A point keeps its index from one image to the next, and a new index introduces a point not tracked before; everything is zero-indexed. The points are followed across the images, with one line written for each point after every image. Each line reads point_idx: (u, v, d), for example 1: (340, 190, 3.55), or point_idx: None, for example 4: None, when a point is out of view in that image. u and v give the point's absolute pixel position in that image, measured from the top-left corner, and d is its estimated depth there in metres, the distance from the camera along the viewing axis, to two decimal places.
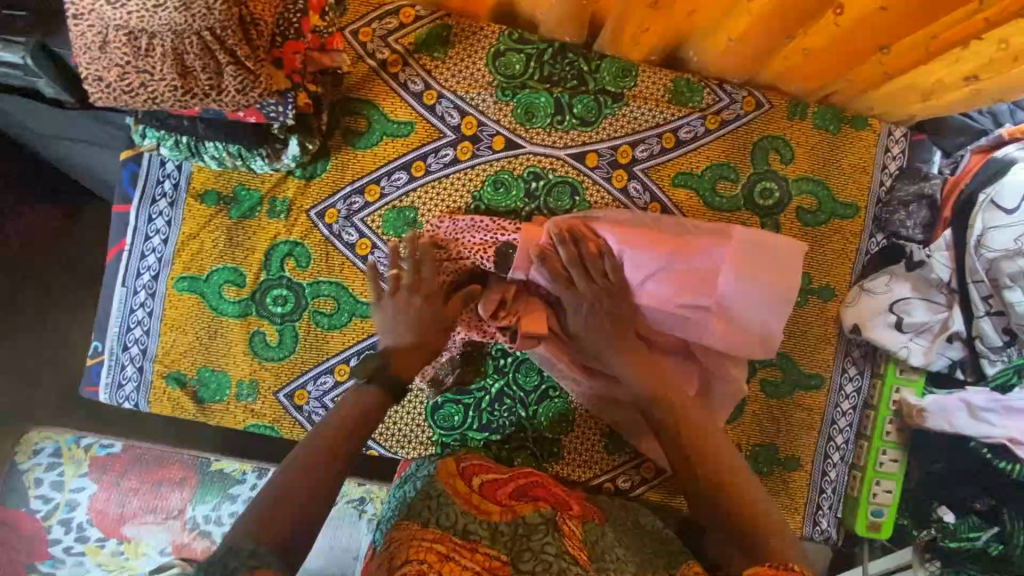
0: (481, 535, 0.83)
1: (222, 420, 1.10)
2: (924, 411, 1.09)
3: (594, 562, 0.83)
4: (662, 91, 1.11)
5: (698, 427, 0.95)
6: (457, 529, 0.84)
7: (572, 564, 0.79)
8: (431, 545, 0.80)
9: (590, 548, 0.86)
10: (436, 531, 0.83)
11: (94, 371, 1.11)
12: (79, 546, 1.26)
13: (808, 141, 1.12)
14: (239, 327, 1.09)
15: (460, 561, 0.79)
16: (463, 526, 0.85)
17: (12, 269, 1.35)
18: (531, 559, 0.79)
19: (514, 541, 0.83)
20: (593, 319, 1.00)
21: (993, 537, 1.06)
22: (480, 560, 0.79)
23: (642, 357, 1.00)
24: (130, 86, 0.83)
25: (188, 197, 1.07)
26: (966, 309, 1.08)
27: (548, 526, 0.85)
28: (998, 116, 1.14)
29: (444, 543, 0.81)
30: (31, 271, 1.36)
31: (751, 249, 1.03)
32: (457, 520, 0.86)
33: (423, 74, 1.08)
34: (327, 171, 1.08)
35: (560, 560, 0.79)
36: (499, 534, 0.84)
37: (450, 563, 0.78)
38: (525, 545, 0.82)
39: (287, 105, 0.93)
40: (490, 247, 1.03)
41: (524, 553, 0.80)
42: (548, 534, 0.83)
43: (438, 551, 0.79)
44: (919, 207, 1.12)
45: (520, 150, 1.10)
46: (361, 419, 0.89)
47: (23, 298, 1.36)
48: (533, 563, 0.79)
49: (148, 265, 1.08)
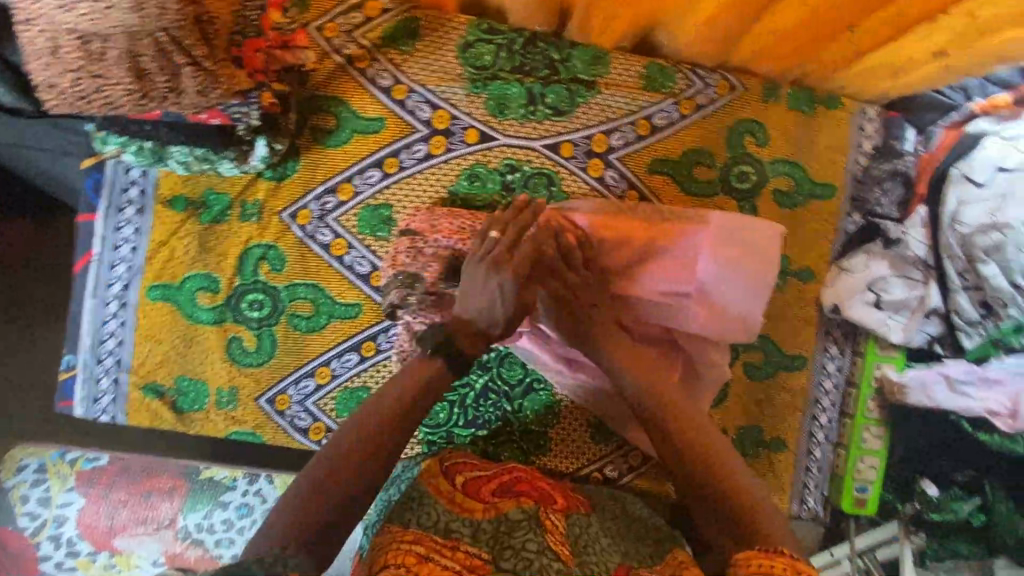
0: (462, 534, 0.84)
1: (203, 429, 1.08)
2: (903, 386, 1.11)
3: (577, 556, 0.82)
4: (635, 77, 1.10)
5: (687, 417, 0.94)
6: (438, 529, 0.85)
7: (553, 559, 0.79)
8: (410, 548, 0.80)
9: (573, 542, 0.86)
10: (416, 532, 0.84)
11: (67, 386, 1.08)
12: (71, 561, 1.28)
13: (783, 123, 1.12)
14: (215, 334, 1.07)
15: (440, 561, 0.78)
16: (445, 525, 0.86)
17: None
18: (512, 556, 0.79)
19: (495, 539, 0.83)
20: (576, 315, 1.00)
21: (975, 508, 1.12)
22: (460, 559, 0.79)
23: (628, 348, 0.99)
24: (84, 92, 0.80)
25: (156, 204, 1.05)
26: (943, 284, 1.09)
27: (530, 522, 0.84)
28: (969, 90, 1.10)
29: (423, 544, 0.81)
30: None
31: (728, 233, 1.03)
32: (438, 520, 0.87)
33: (391, 69, 1.06)
34: (298, 171, 1.06)
35: (541, 556, 0.79)
36: (480, 532, 0.85)
37: (428, 563, 0.77)
38: (506, 542, 0.82)
39: (250, 105, 0.95)
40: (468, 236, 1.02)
41: (506, 551, 0.80)
42: (530, 531, 0.82)
43: (416, 553, 0.79)
44: (893, 184, 1.13)
45: (494, 142, 1.09)
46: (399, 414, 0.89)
47: None
48: (514, 560, 0.79)
49: (119, 274, 1.06)
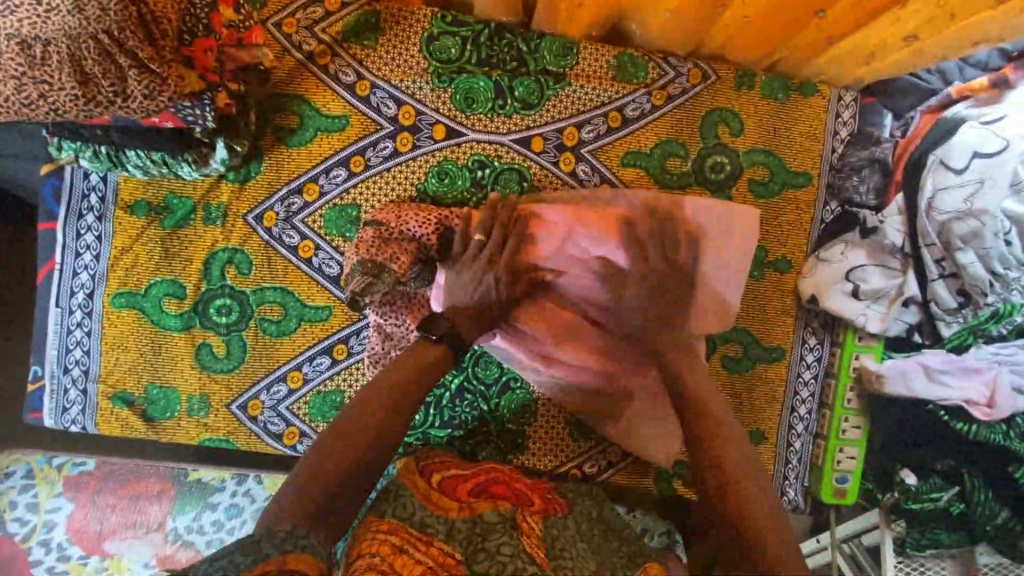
0: (437, 530, 0.82)
1: (175, 436, 1.07)
2: (882, 376, 1.08)
3: (552, 560, 0.81)
4: (606, 67, 1.07)
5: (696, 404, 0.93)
6: (415, 521, 0.83)
7: (528, 563, 0.78)
8: (385, 538, 0.78)
9: (550, 545, 0.85)
10: (393, 521, 0.82)
11: (35, 397, 1.06)
12: (62, 565, 1.28)
13: (758, 111, 1.10)
14: (183, 340, 1.05)
15: (414, 554, 0.77)
16: (420, 518, 0.83)
17: None
18: (486, 559, 0.77)
19: (469, 540, 0.81)
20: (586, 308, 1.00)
21: (954, 497, 1.10)
22: (433, 555, 0.77)
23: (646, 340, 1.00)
24: (29, 99, 0.77)
25: (117, 209, 1.03)
26: (921, 273, 1.08)
27: (505, 525, 0.83)
28: (947, 74, 1.14)
29: (399, 534, 0.79)
30: None
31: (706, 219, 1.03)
32: (414, 512, 0.84)
33: (354, 64, 1.03)
34: (262, 172, 1.04)
35: (516, 559, 0.77)
36: (455, 532, 0.83)
37: (403, 556, 0.76)
38: (480, 545, 0.79)
39: (204, 106, 0.88)
40: (432, 232, 1.00)
41: (479, 553, 0.78)
42: (505, 534, 0.81)
43: (392, 543, 0.77)
44: (871, 171, 1.11)
45: (462, 138, 1.06)
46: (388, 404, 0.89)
47: None
48: (488, 563, 0.77)
49: (81, 282, 1.04)
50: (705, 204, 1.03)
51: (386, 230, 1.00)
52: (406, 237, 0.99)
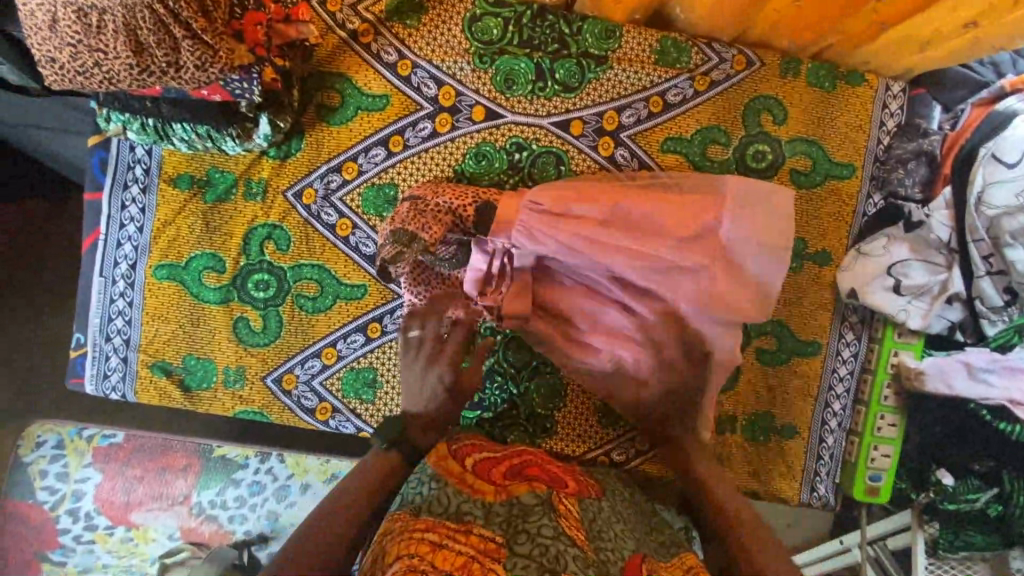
0: (476, 516, 0.81)
1: (211, 407, 1.09)
2: (922, 373, 1.06)
3: (592, 540, 0.82)
4: (648, 51, 1.06)
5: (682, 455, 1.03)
6: (449, 513, 0.82)
7: (569, 544, 0.78)
8: (423, 535, 0.76)
9: (588, 526, 0.85)
10: (428, 518, 0.80)
11: (78, 363, 1.09)
12: (89, 534, 1.32)
13: (802, 100, 1.08)
14: (221, 313, 1.07)
15: (454, 547, 0.75)
16: (457, 507, 0.83)
17: (13, 261, 1.42)
18: (527, 541, 0.77)
19: (508, 521, 0.81)
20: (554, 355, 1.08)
21: (993, 498, 1.07)
22: (474, 543, 0.76)
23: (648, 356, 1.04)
24: (84, 67, 0.79)
25: (161, 182, 1.04)
26: (966, 269, 1.05)
27: (544, 508, 0.83)
28: (1000, 66, 1.10)
29: (436, 530, 0.78)
30: (37, 266, 1.42)
31: (745, 200, 0.99)
32: (449, 504, 0.84)
33: (396, 44, 1.03)
34: (302, 150, 1.05)
35: (558, 542, 0.77)
36: (493, 515, 0.82)
37: (442, 552, 0.74)
38: (521, 526, 0.79)
39: (251, 80, 0.88)
40: (470, 206, 0.99)
41: (520, 535, 0.78)
42: (544, 516, 0.81)
43: (430, 541, 0.75)
44: (918, 164, 1.08)
45: (501, 120, 1.06)
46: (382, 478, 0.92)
47: (25, 293, 1.43)
48: (529, 545, 0.77)
49: (125, 253, 1.06)
50: (742, 194, 0.99)
51: (422, 203, 0.99)
52: (440, 208, 0.98)
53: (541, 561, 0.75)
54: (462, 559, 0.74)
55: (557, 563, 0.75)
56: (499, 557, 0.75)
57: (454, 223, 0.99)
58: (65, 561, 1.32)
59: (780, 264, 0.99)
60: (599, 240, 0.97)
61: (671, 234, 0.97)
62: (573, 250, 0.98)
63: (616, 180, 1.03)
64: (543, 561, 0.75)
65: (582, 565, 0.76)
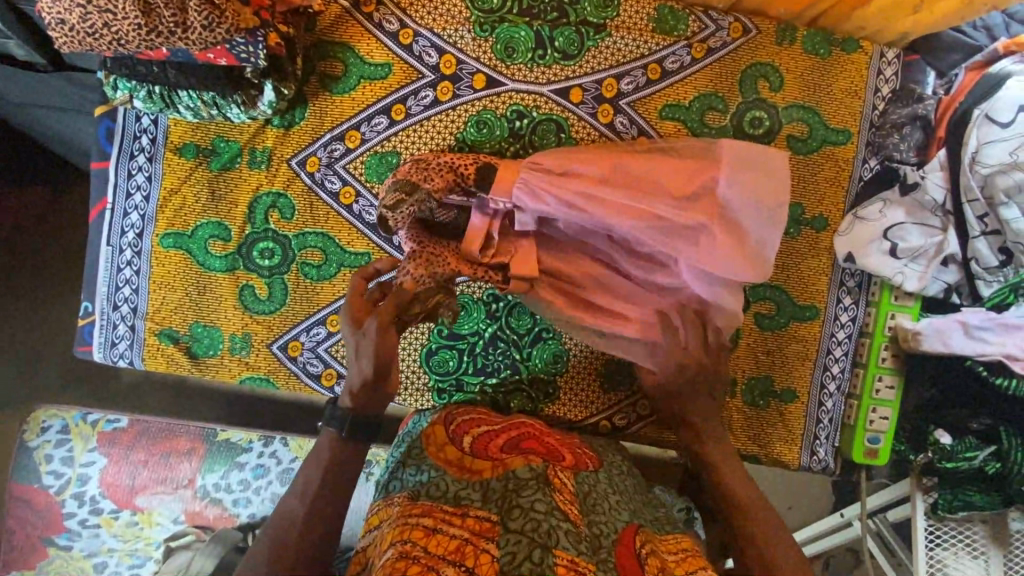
0: (473, 499, 0.81)
1: (218, 374, 1.10)
2: (919, 334, 1.07)
3: (586, 515, 0.81)
4: (646, 19, 1.07)
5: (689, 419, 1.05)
6: (448, 497, 0.82)
7: (561, 519, 0.75)
8: (417, 521, 0.77)
9: (582, 500, 0.84)
10: (425, 504, 0.81)
11: (86, 331, 1.11)
12: (94, 518, 1.33)
13: (798, 67, 1.09)
14: (227, 281, 1.08)
15: (448, 531, 0.76)
16: (455, 493, 0.82)
17: (14, 242, 1.42)
18: (521, 516, 0.75)
19: (504, 498, 0.79)
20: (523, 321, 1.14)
21: (991, 455, 1.06)
22: (469, 526, 0.77)
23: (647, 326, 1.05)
24: (93, 28, 0.80)
25: (166, 151, 1.06)
26: (961, 230, 1.06)
27: (538, 482, 0.81)
28: (993, 30, 1.12)
29: (432, 516, 0.78)
30: (39, 248, 1.43)
31: (750, 158, 0.99)
32: (448, 488, 0.84)
33: (397, 13, 1.05)
34: (305, 119, 1.07)
35: (550, 517, 0.74)
36: (490, 493, 0.81)
37: (437, 536, 0.75)
38: (514, 501, 0.77)
39: (257, 44, 0.89)
40: (472, 165, 1.00)
41: (513, 511, 0.76)
42: (538, 490, 0.78)
43: (424, 527, 0.76)
44: (913, 129, 1.10)
45: (502, 88, 1.08)
46: (339, 463, 0.87)
47: (29, 277, 1.44)
48: (522, 521, 0.74)
49: (132, 222, 1.07)
50: (738, 154, 0.99)
51: (425, 163, 1.01)
52: (443, 167, 1.00)
53: (532, 536, 0.72)
54: (456, 543, 0.74)
55: (549, 538, 0.72)
56: (493, 536, 0.75)
57: (457, 182, 1.00)
58: (70, 546, 1.32)
59: (776, 227, 0.98)
60: (603, 197, 0.98)
61: (671, 196, 0.98)
62: (572, 209, 0.98)
63: (617, 147, 1.04)
64: (534, 536, 0.72)
65: (574, 540, 0.73)
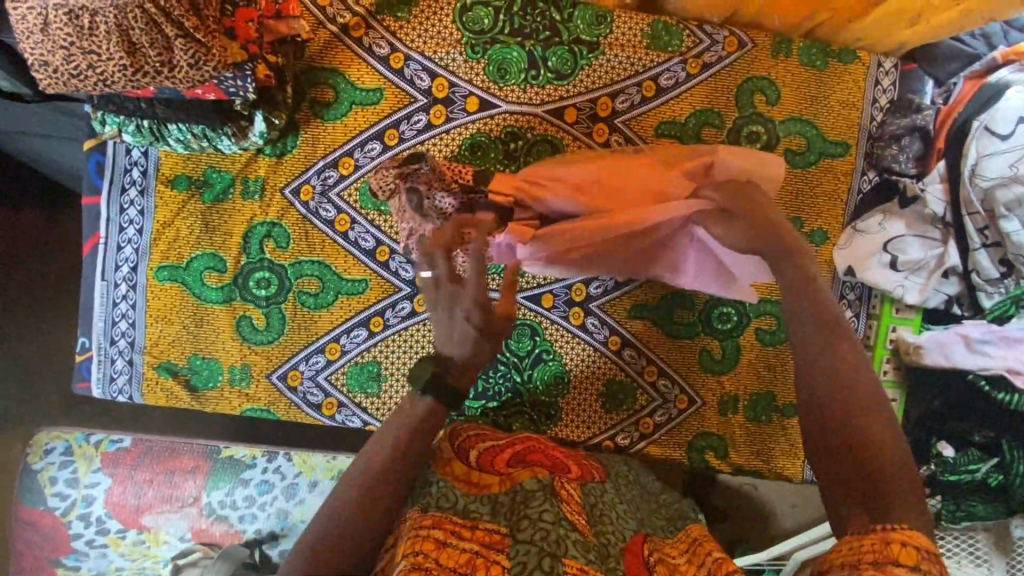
0: (482, 512, 0.79)
1: (217, 406, 1.10)
2: (920, 347, 1.08)
3: (592, 526, 0.80)
4: (639, 36, 1.06)
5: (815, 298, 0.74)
6: (458, 509, 0.79)
7: (570, 529, 0.76)
8: (428, 532, 0.73)
9: (589, 512, 0.83)
10: (435, 515, 0.77)
11: (83, 367, 1.10)
12: (102, 538, 1.33)
13: (794, 80, 1.08)
14: (224, 312, 1.07)
15: (459, 545, 0.73)
16: (464, 506, 0.80)
17: (7, 270, 1.41)
18: (529, 527, 0.75)
19: (513, 510, 0.79)
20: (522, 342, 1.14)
21: (993, 468, 1.06)
22: (480, 538, 0.75)
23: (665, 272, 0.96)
24: (77, 69, 0.78)
25: (158, 184, 1.05)
26: (961, 242, 1.06)
27: (545, 493, 0.81)
28: (991, 38, 1.11)
29: (442, 527, 0.75)
30: (32, 276, 1.42)
31: (753, 154, 0.94)
32: (457, 500, 0.81)
33: (387, 36, 1.03)
34: (297, 147, 1.05)
35: (558, 527, 0.75)
36: (499, 507, 0.81)
37: (448, 549, 0.71)
38: (523, 512, 0.77)
39: (246, 78, 0.88)
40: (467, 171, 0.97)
41: (523, 522, 0.76)
42: (546, 501, 0.79)
43: (436, 538, 0.72)
44: (912, 140, 1.09)
45: (495, 110, 1.06)
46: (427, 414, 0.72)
47: (23, 304, 1.42)
48: (531, 530, 0.74)
49: (126, 256, 1.06)
50: (737, 158, 0.93)
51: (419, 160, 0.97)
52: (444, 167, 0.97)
53: (542, 545, 0.72)
54: (466, 556, 0.71)
55: (557, 547, 0.72)
56: (504, 547, 0.74)
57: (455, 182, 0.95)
58: (79, 566, 1.33)
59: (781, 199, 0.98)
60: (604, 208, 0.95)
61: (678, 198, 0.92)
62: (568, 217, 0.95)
63: (605, 156, 1.00)
64: (544, 546, 0.72)
65: (583, 549, 0.74)
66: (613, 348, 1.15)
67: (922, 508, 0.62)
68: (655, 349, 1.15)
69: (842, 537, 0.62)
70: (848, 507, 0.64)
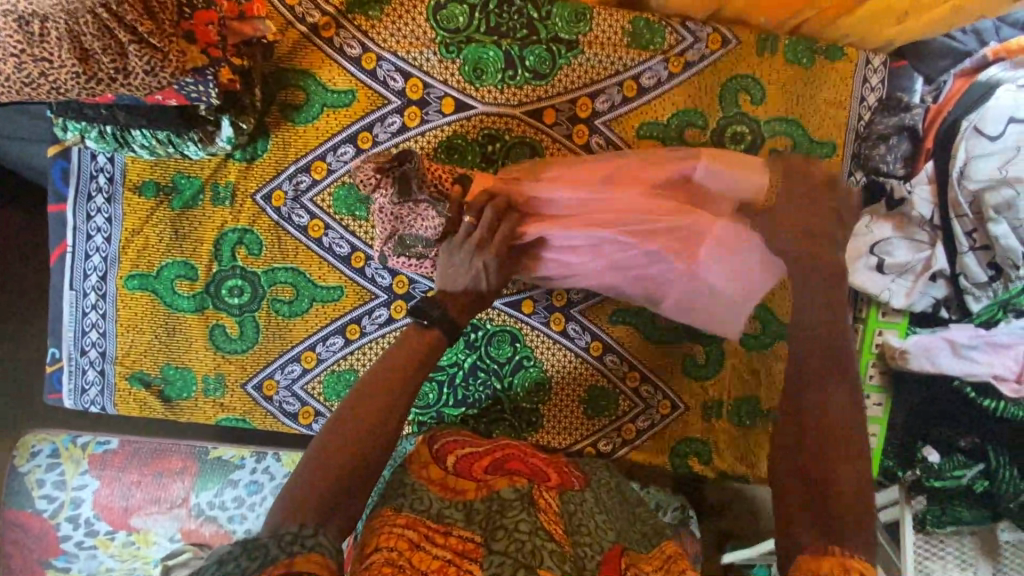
0: (456, 518, 0.76)
1: (193, 416, 1.08)
2: (906, 352, 1.05)
3: (569, 536, 0.77)
4: (620, 34, 1.02)
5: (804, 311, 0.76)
6: (431, 513, 0.76)
7: (546, 539, 0.72)
8: (402, 531, 0.73)
9: (567, 520, 0.80)
10: (409, 515, 0.75)
11: (55, 378, 1.08)
12: (91, 540, 1.31)
13: (780, 78, 1.05)
14: (196, 321, 1.05)
15: (431, 550, 0.71)
16: (437, 510, 0.77)
17: None
18: (504, 538, 0.72)
19: (488, 519, 0.75)
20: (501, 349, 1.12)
21: (979, 474, 1.05)
22: (452, 545, 0.72)
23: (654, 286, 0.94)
24: (29, 77, 0.74)
25: (126, 191, 1.02)
26: (949, 245, 1.03)
27: (523, 502, 0.77)
28: (983, 34, 1.08)
29: (415, 529, 0.73)
30: None
31: (736, 158, 0.91)
32: (431, 504, 0.78)
33: (359, 36, 1.00)
34: (268, 151, 1.03)
35: (534, 537, 0.72)
36: (474, 514, 0.77)
37: (420, 552, 0.70)
38: (498, 522, 0.74)
39: (208, 83, 0.86)
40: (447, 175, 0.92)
41: (497, 532, 0.73)
42: (523, 510, 0.75)
43: (409, 539, 0.72)
44: (899, 140, 1.06)
45: (472, 111, 1.03)
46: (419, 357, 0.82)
47: None
48: (506, 542, 0.71)
49: (94, 265, 1.04)
50: (718, 162, 0.89)
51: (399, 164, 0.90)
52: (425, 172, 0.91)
53: (517, 556, 0.69)
54: (438, 563, 0.69)
55: (533, 558, 0.69)
56: (476, 557, 0.70)
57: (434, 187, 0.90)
58: (69, 567, 1.31)
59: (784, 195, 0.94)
60: (589, 213, 0.90)
61: (654, 207, 0.89)
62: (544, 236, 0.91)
63: (583, 158, 0.97)
64: (518, 557, 0.69)
65: (558, 560, 0.70)
66: (594, 354, 1.13)
67: (871, 537, 0.64)
68: (638, 354, 1.13)
69: (798, 561, 0.62)
70: (805, 527, 0.65)
